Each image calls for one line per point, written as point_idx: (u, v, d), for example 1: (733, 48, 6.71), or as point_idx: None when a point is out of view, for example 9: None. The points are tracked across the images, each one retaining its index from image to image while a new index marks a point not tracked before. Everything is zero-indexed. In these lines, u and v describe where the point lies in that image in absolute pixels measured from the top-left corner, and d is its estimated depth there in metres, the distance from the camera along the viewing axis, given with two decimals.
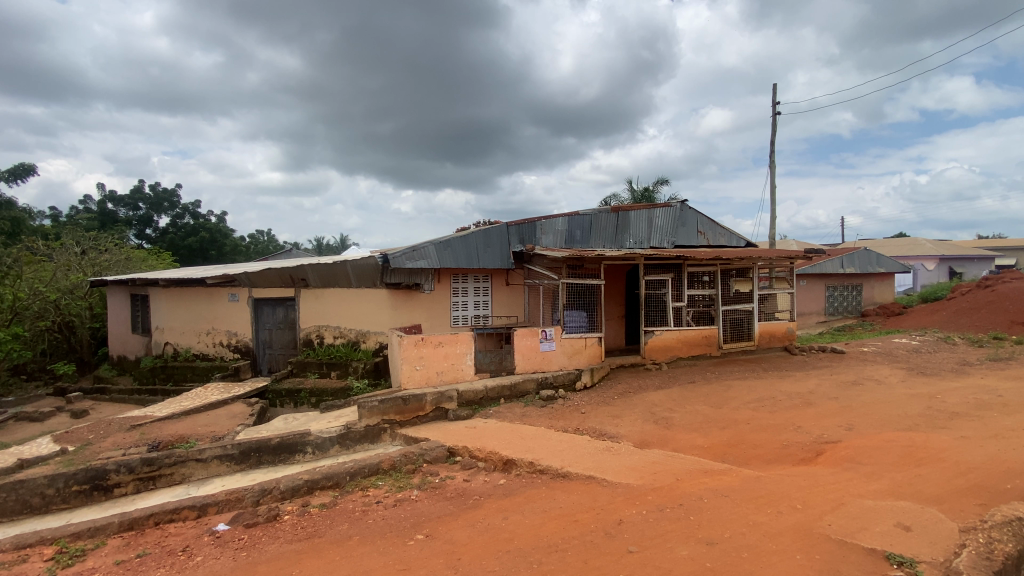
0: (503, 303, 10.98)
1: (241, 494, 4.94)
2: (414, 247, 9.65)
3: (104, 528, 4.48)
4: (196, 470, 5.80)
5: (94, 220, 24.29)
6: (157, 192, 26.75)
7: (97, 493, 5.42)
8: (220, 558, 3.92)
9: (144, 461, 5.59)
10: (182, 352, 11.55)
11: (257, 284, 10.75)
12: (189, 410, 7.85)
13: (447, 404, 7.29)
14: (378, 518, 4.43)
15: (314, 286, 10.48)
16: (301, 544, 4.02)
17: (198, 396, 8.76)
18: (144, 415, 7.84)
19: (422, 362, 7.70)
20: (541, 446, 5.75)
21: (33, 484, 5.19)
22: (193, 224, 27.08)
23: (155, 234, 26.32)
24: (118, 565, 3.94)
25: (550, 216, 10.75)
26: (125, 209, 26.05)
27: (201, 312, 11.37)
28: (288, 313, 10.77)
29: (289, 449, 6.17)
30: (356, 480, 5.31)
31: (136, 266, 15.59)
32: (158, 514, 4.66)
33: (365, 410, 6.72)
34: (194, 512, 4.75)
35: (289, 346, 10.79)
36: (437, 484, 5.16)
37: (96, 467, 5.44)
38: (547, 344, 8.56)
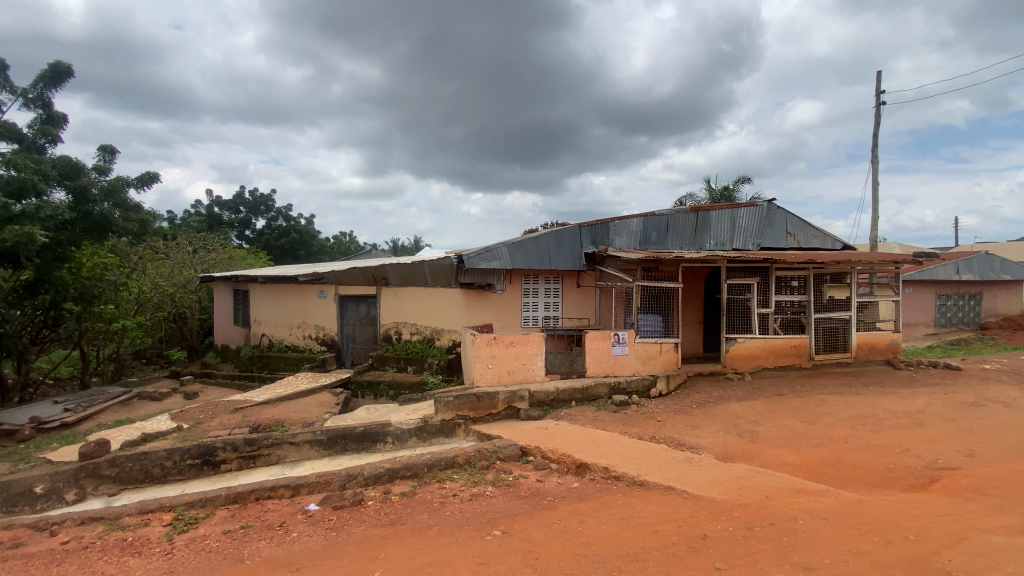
0: (574, 304, 10.88)
1: (329, 477, 5.28)
2: (487, 248, 9.81)
3: (212, 500, 4.96)
4: (290, 453, 6.27)
5: (203, 223, 27.07)
6: (254, 197, 29.33)
7: (207, 467, 6.00)
8: (312, 536, 4.19)
9: (246, 441, 6.13)
10: (276, 343, 12.54)
11: (342, 282, 11.44)
12: (283, 397, 8.49)
13: (519, 404, 7.34)
14: (455, 511, 4.54)
15: (393, 284, 10.96)
16: (384, 529, 4.22)
17: (291, 384, 9.47)
18: (244, 399, 8.59)
19: (493, 361, 7.82)
20: (616, 452, 5.63)
21: (154, 456, 5.82)
22: (286, 226, 29.44)
23: (253, 236, 28.87)
24: (226, 534, 4.34)
25: (625, 217, 10.50)
26: (228, 212, 28.82)
27: (293, 306, 12.29)
28: (369, 309, 11.36)
29: (371, 438, 6.49)
30: (433, 472, 5.50)
31: (238, 264, 17.18)
32: (258, 491, 5.07)
33: (441, 405, 6.92)
34: (289, 491, 5.13)
35: (369, 341, 11.39)
36: (511, 481, 5.21)
37: (205, 444, 6.03)
38: (619, 348, 8.37)
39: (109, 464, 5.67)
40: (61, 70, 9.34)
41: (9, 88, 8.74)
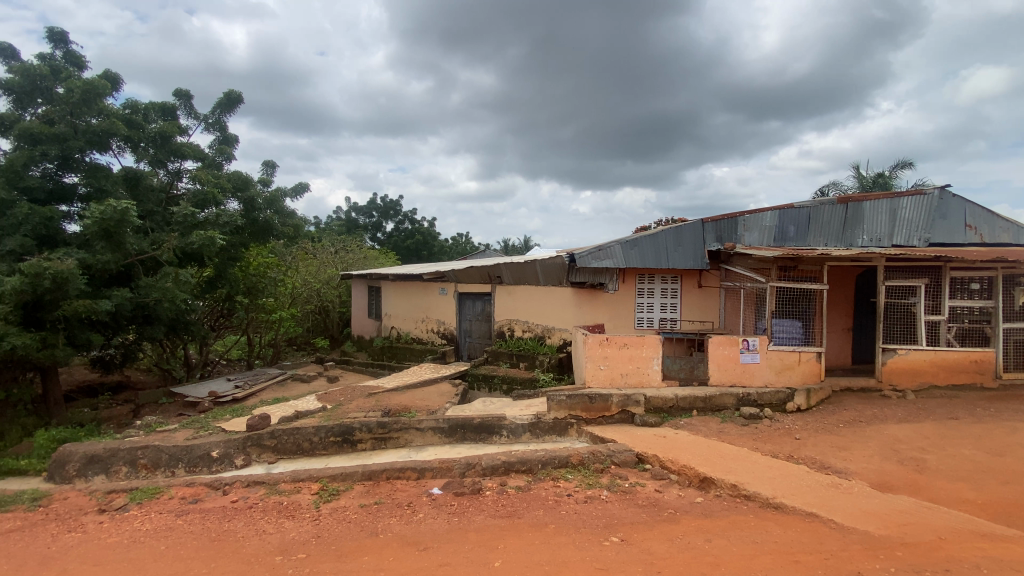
0: (695, 306, 10.24)
1: (451, 464, 5.58)
2: (600, 247, 9.61)
3: (351, 475, 5.51)
4: (415, 437, 6.75)
5: (343, 227, 30.39)
6: (384, 202, 32.17)
7: (346, 444, 6.69)
8: (436, 519, 4.46)
9: (378, 424, 6.72)
10: (402, 335, 13.63)
11: (461, 280, 12.06)
12: (409, 385, 9.19)
13: (634, 408, 7.10)
14: (571, 511, 4.52)
15: (507, 283, 11.26)
16: (503, 520, 4.34)
17: (415, 373, 10.22)
18: (376, 385, 9.45)
19: (606, 362, 7.65)
20: (745, 469, 5.17)
21: (304, 432, 6.63)
22: (411, 229, 31.87)
23: (384, 238, 31.71)
24: (362, 508, 4.78)
25: (756, 211, 9.64)
26: (363, 217, 31.99)
27: (417, 302, 13.24)
28: (484, 306, 11.82)
29: (488, 430, 6.71)
30: (547, 469, 5.54)
31: (372, 263, 18.95)
32: (389, 470, 5.53)
33: (554, 403, 6.94)
34: (415, 474, 5.52)
35: (485, 337, 11.84)
36: (627, 488, 5.04)
37: (345, 424, 6.73)
38: (748, 356, 7.68)
39: (269, 435, 6.57)
40: (233, 98, 11.06)
41: (197, 117, 10.63)
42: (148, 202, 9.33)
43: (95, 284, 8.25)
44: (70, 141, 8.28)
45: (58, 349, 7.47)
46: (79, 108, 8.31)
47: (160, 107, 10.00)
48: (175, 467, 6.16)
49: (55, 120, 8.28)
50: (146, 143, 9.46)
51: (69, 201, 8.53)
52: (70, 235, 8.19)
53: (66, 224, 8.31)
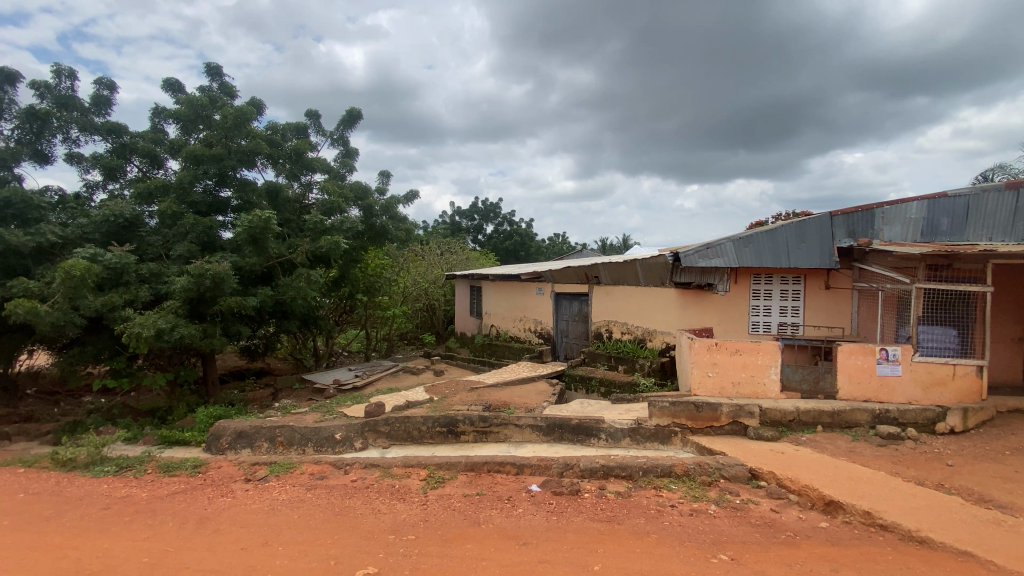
0: (820, 309, 9.24)
1: (549, 463, 5.63)
2: (709, 245, 9.05)
3: (455, 465, 5.79)
4: (514, 434, 6.90)
5: (448, 230, 32.02)
6: (485, 205, 33.32)
7: (450, 436, 7.02)
8: (536, 515, 4.53)
9: (480, 418, 6.98)
10: (502, 334, 14.00)
11: (559, 280, 12.09)
12: (508, 382, 9.41)
13: (747, 420, 6.59)
14: (675, 523, 4.32)
15: (606, 283, 11.06)
16: (602, 524, 4.29)
17: (514, 371, 10.44)
18: (477, 380, 9.82)
19: (714, 369, 7.19)
20: (881, 495, 4.56)
21: (413, 422, 7.08)
22: (510, 230, 32.69)
23: (484, 240, 32.88)
24: (465, 497, 5.01)
25: (898, 201, 8.39)
26: (465, 220, 33.44)
27: (516, 301, 13.50)
28: (582, 307, 11.73)
29: (586, 432, 6.65)
30: (649, 477, 5.35)
31: (474, 264, 19.71)
32: (490, 463, 5.72)
33: (656, 409, 6.67)
34: (515, 469, 5.65)
35: (582, 337, 11.74)
36: (738, 504, 4.69)
37: (450, 415, 7.08)
38: (886, 368, 6.75)
39: (383, 422, 7.12)
40: (354, 114, 12.18)
41: (325, 133, 11.87)
42: (285, 211, 10.62)
43: (245, 283, 9.57)
44: (226, 160, 9.69)
45: (216, 338, 8.78)
46: (232, 132, 9.68)
47: (295, 127, 11.31)
48: (306, 445, 6.92)
49: (214, 143, 9.73)
50: (285, 159, 10.75)
51: (224, 212, 9.96)
52: (225, 241, 9.58)
53: (222, 231, 9.73)
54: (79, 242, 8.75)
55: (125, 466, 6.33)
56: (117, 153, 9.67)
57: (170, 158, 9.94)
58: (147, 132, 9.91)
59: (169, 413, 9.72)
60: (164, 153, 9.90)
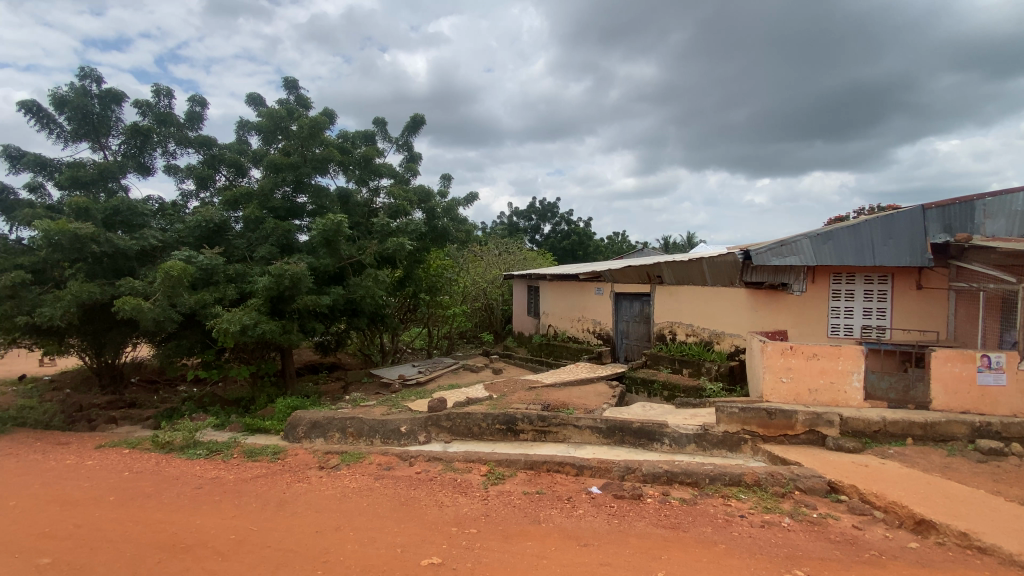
0: (910, 311, 8.47)
1: (610, 466, 5.55)
2: (783, 242, 8.52)
3: (515, 463, 5.84)
4: (573, 434, 6.85)
5: (505, 230, 32.34)
6: (543, 205, 33.34)
7: (509, 434, 7.09)
8: (597, 517, 4.49)
9: (539, 417, 6.99)
10: (560, 334, 13.93)
11: (619, 280, 11.87)
12: (567, 382, 9.35)
13: (825, 429, 6.16)
14: (744, 534, 4.12)
15: (669, 283, 10.72)
16: (666, 531, 4.17)
17: (573, 372, 10.37)
18: (536, 380, 9.85)
19: (789, 374, 6.79)
20: (984, 517, 4.11)
21: (473, 418, 7.21)
22: (568, 230, 32.54)
23: (542, 240, 32.93)
24: (525, 495, 5.05)
25: (1003, 192, 7.56)
26: (523, 221, 33.63)
27: (575, 301, 13.39)
28: (644, 307, 11.44)
29: (648, 436, 6.49)
30: (717, 485, 5.14)
31: (531, 264, 19.77)
32: (549, 463, 5.72)
33: (724, 415, 6.38)
34: (574, 470, 5.61)
35: (643, 338, 11.46)
36: (814, 519, 4.40)
37: (509, 413, 7.15)
38: (989, 376, 6.08)
39: (445, 418, 7.32)
40: (417, 120, 12.60)
41: (391, 140, 12.37)
42: (355, 214, 11.19)
43: (319, 282, 10.18)
44: (302, 168, 10.36)
45: (293, 334, 9.41)
46: (308, 141, 10.32)
47: (363, 134, 11.89)
48: (373, 437, 7.25)
49: (292, 152, 10.41)
50: (354, 166, 11.30)
51: (300, 216, 10.66)
52: (301, 244, 10.24)
53: (299, 234, 10.41)
54: (176, 245, 9.67)
55: (214, 450, 6.93)
56: (208, 164, 10.61)
57: (253, 167, 10.75)
58: (233, 144, 10.77)
59: (251, 403, 10.52)
60: (247, 163, 10.74)
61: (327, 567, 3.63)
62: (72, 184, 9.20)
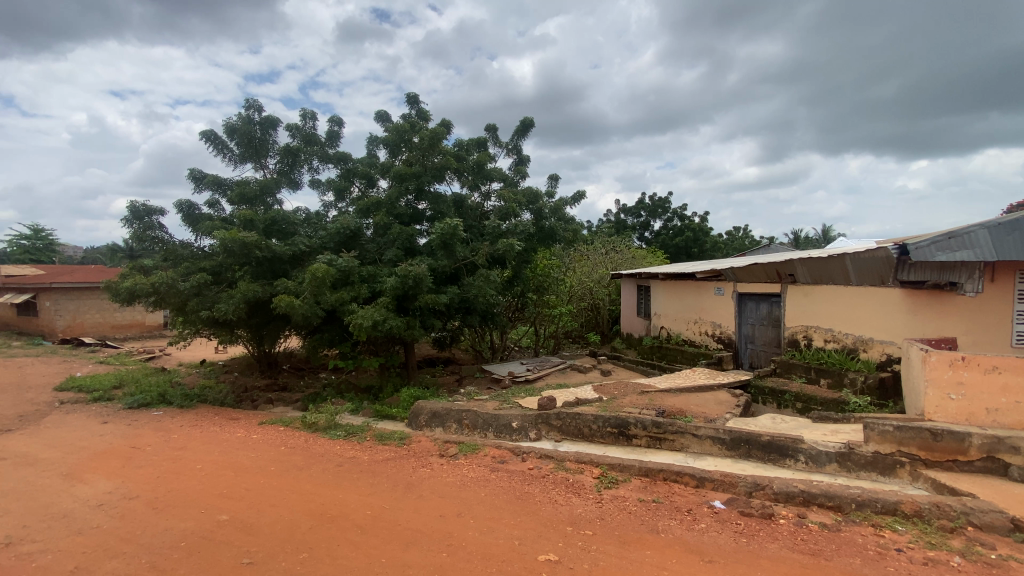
0: None
1: (735, 480, 5.15)
2: (951, 234, 7.19)
3: (629, 468, 5.67)
4: (692, 444, 6.46)
5: (613, 228, 31.64)
6: (654, 201, 32.01)
7: (622, 438, 6.88)
8: (721, 533, 4.20)
9: (654, 423, 6.71)
10: (674, 336, 13.25)
11: (743, 279, 10.98)
12: (683, 388, 8.87)
13: (1010, 458, 5.12)
14: (901, 571, 3.58)
15: (803, 283, 9.67)
16: (802, 557, 3.77)
17: (690, 377, 9.82)
18: (649, 384, 9.48)
19: (961, 390, 5.74)
20: None
21: (584, 419, 7.10)
22: (681, 226, 30.89)
23: (652, 237, 31.67)
24: (641, 502, 4.88)
25: None
26: (632, 217, 32.61)
27: (692, 302, 12.61)
28: (772, 310, 10.46)
29: (779, 451, 5.92)
30: (865, 513, 4.52)
31: (640, 262, 19.08)
32: (666, 472, 5.46)
33: (874, 434, 5.59)
34: (694, 481, 5.30)
35: (771, 344, 10.49)
36: (993, 560, 3.67)
37: (621, 417, 6.94)
38: None
39: (556, 416, 7.31)
40: (526, 123, 12.84)
41: (502, 145, 12.76)
42: (469, 217, 11.77)
43: (436, 282, 10.83)
44: (423, 177, 11.15)
45: (415, 330, 10.13)
46: (428, 151, 11.06)
47: (476, 141, 12.39)
48: (487, 430, 7.52)
49: (414, 162, 11.24)
50: (469, 172, 11.82)
51: (421, 221, 11.48)
52: (422, 247, 11.02)
53: (419, 238, 11.19)
54: (320, 250, 10.93)
55: (350, 433, 7.73)
56: (344, 177, 11.85)
57: (380, 178, 11.79)
58: (364, 160, 11.88)
59: (380, 391, 11.60)
60: (376, 174, 11.81)
61: (450, 551, 3.85)
62: (241, 199, 10.87)
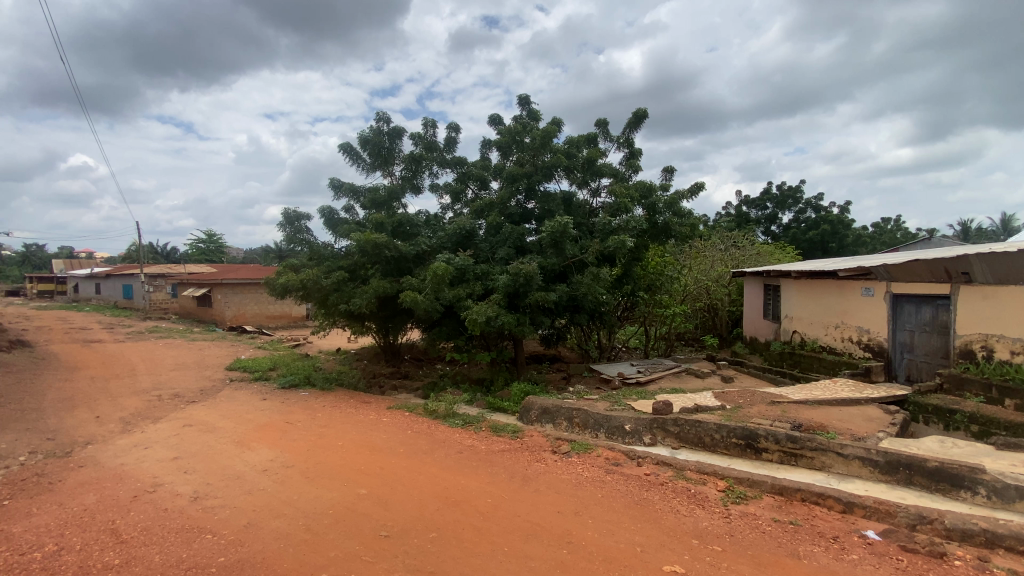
0: None
1: (893, 509, 4.49)
2: None
3: (759, 484, 5.21)
4: (836, 463, 5.75)
5: (734, 222, 29.37)
6: (782, 190, 29.12)
7: (749, 450, 6.34)
8: (877, 569, 3.69)
9: (788, 437, 6.09)
10: (808, 342, 11.87)
11: (898, 278, 9.51)
12: (822, 400, 7.93)
13: None
14: None
15: (982, 283, 8.11)
16: None
17: (829, 389, 8.74)
18: (779, 393, 8.63)
19: None
20: None
21: (706, 427, 6.67)
22: (816, 218, 27.72)
23: (780, 231, 28.86)
24: (776, 523, 4.46)
25: None
26: (756, 210, 30.01)
27: (832, 304, 11.18)
28: (938, 314, 8.93)
29: (950, 480, 5.04)
30: None
31: (765, 260, 17.43)
32: (804, 492, 4.93)
33: None
34: (839, 506, 4.72)
35: (937, 355, 8.96)
36: None
37: (749, 428, 6.39)
38: None
39: (673, 422, 6.97)
40: (640, 114, 12.37)
41: (613, 139, 12.48)
42: (579, 215, 11.71)
43: (546, 280, 10.94)
44: (533, 176, 11.31)
45: (525, 326, 10.33)
46: (539, 150, 11.18)
47: (587, 137, 12.20)
48: (598, 431, 7.40)
49: (525, 162, 11.45)
50: (579, 169, 11.75)
51: (531, 220, 11.67)
52: (532, 245, 11.18)
53: (530, 236, 11.38)
54: (439, 249, 11.63)
55: (467, 422, 8.13)
56: (461, 180, 12.45)
57: (493, 179, 12.19)
58: (478, 163, 12.35)
59: (491, 383, 12.03)
60: (489, 176, 12.23)
61: (571, 548, 3.87)
62: (371, 204, 11.95)
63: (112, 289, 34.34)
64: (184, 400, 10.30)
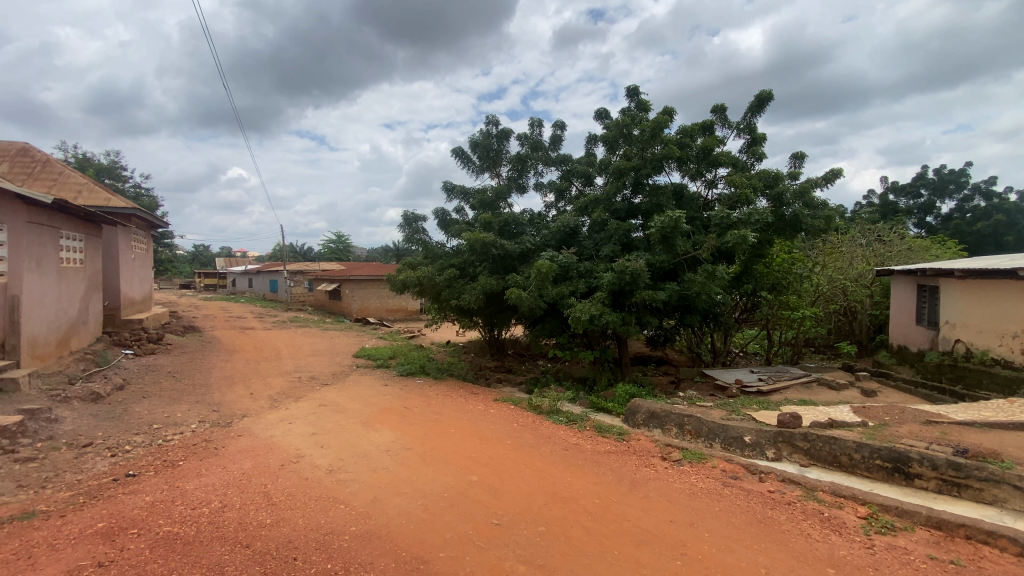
0: None
1: None
2: None
3: (910, 514, 4.53)
4: (1017, 500, 4.82)
5: (876, 212, 25.75)
6: (942, 174, 24.91)
7: (897, 475, 5.53)
8: None
9: (949, 463, 5.22)
10: (977, 354, 10.01)
11: None
12: (995, 424, 6.66)
13: None
14: None
15: None
16: None
17: (1006, 410, 7.30)
18: (936, 412, 7.41)
19: None
20: None
21: (843, 445, 5.95)
22: (988, 205, 23.29)
23: (938, 222, 24.72)
24: (933, 562, 3.86)
25: None
26: (906, 199, 26.05)
27: (1012, 309, 9.31)
28: None
29: None
30: None
31: (918, 256, 15.03)
32: (971, 529, 4.19)
33: None
34: (1021, 551, 3.95)
35: None
36: None
37: (898, 450, 5.58)
38: None
39: (801, 437, 6.31)
40: (764, 96, 11.35)
41: (731, 126, 11.60)
42: (691, 209, 11.11)
43: (656, 278, 10.54)
44: (642, 170, 10.93)
45: (632, 326, 10.04)
46: (648, 142, 10.79)
47: (702, 125, 11.52)
48: (713, 440, 6.94)
49: (633, 156, 11.11)
50: (693, 160, 11.11)
51: (638, 216, 11.29)
52: (640, 241, 10.81)
53: (637, 232, 11.03)
54: (543, 247, 11.75)
55: (572, 420, 8.13)
56: (566, 177, 12.46)
57: (598, 175, 12.00)
58: (583, 158, 12.24)
59: (594, 383, 11.89)
60: (595, 172, 12.06)
61: (686, 561, 3.71)
62: (480, 204, 12.44)
63: (262, 283, 39.80)
64: (318, 382, 11.64)
